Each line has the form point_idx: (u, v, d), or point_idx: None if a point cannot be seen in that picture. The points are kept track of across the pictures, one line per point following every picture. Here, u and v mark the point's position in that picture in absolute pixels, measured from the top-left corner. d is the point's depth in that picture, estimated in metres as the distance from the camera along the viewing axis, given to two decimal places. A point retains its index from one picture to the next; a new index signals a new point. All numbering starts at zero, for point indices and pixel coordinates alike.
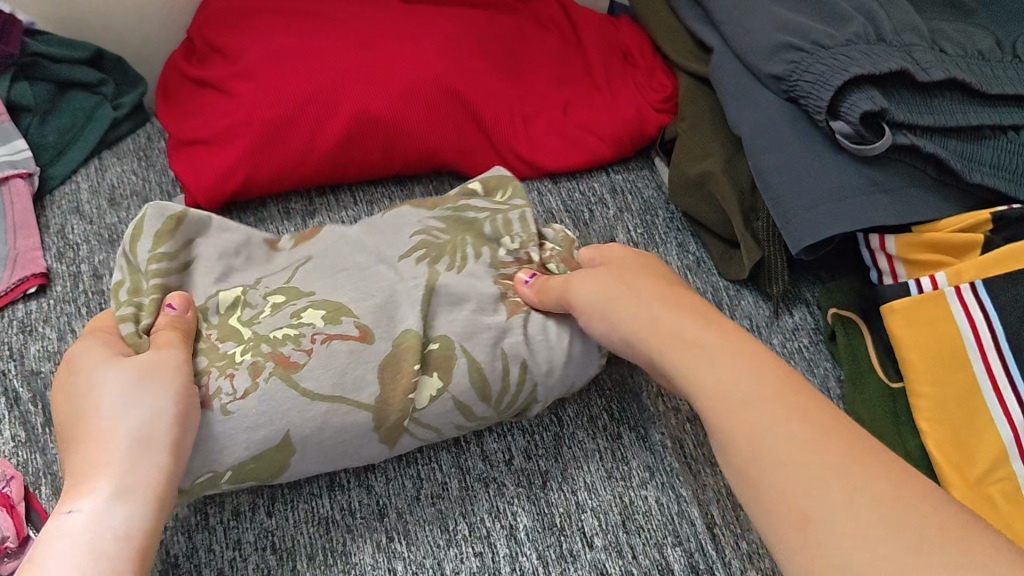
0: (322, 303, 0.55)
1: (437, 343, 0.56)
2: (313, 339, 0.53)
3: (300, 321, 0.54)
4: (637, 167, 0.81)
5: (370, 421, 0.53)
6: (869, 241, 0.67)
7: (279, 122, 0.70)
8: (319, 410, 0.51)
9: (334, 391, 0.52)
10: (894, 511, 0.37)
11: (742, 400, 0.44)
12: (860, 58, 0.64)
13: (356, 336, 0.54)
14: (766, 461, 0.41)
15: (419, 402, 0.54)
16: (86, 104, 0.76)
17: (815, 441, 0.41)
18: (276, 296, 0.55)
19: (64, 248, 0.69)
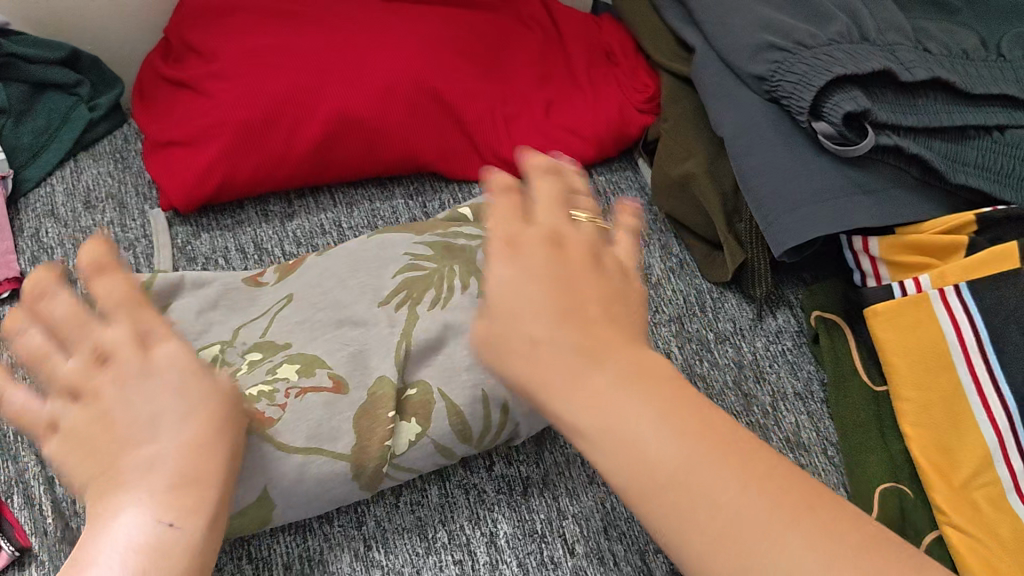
0: (298, 356, 0.57)
1: (416, 388, 0.57)
2: (286, 394, 0.54)
3: (275, 377, 0.55)
4: (621, 167, 0.80)
5: (348, 470, 0.53)
6: (852, 243, 0.66)
7: (255, 123, 0.69)
8: (297, 462, 0.52)
9: (310, 443, 0.53)
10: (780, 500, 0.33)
11: None
12: (842, 58, 0.64)
13: (331, 388, 0.55)
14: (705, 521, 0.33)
15: (397, 447, 0.55)
16: (62, 105, 0.75)
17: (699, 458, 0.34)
18: (253, 353, 0.57)
19: (38, 251, 0.68)
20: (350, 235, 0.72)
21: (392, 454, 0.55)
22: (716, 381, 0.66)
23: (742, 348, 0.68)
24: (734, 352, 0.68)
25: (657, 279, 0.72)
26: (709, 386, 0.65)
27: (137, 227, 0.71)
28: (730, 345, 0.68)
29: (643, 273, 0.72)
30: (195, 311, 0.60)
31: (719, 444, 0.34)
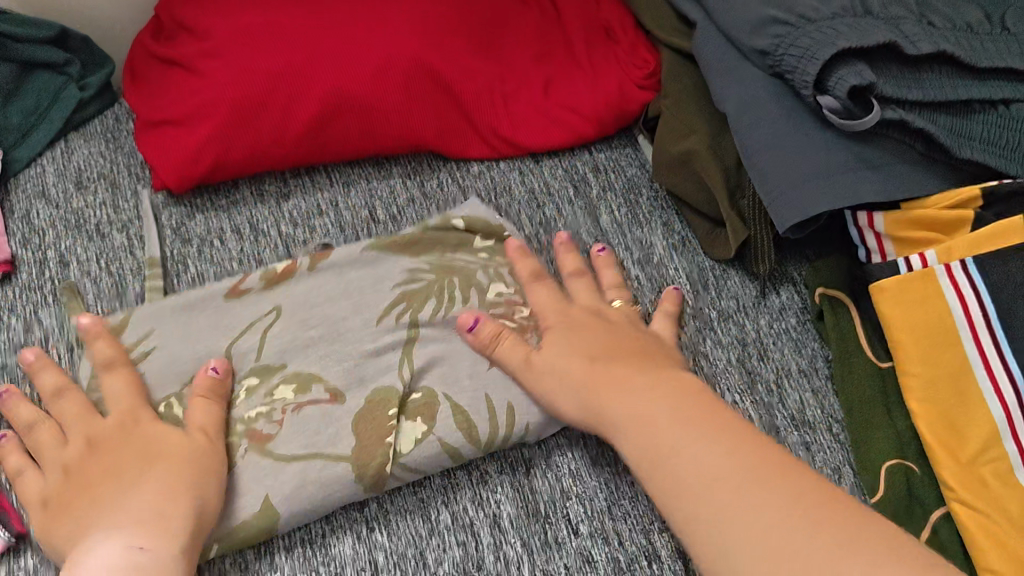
0: (293, 375, 0.59)
1: (419, 394, 0.59)
2: (282, 410, 0.57)
3: (273, 398, 0.58)
4: (621, 145, 0.79)
5: (351, 471, 0.55)
6: (857, 219, 0.66)
7: (247, 102, 0.68)
8: (297, 467, 0.55)
9: (309, 450, 0.56)
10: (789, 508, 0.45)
11: (686, 459, 0.49)
12: (847, 30, 0.62)
13: (328, 398, 0.58)
14: (691, 492, 0.47)
15: (401, 447, 0.56)
16: (52, 84, 0.74)
17: (725, 451, 0.48)
18: (250, 378, 0.59)
19: (30, 233, 0.67)
20: (348, 215, 0.71)
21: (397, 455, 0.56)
22: (719, 360, 0.65)
23: (745, 326, 0.68)
24: (738, 331, 0.67)
25: (659, 258, 0.71)
26: (713, 365, 0.65)
27: (129, 208, 0.70)
28: (734, 323, 0.68)
29: (645, 253, 0.71)
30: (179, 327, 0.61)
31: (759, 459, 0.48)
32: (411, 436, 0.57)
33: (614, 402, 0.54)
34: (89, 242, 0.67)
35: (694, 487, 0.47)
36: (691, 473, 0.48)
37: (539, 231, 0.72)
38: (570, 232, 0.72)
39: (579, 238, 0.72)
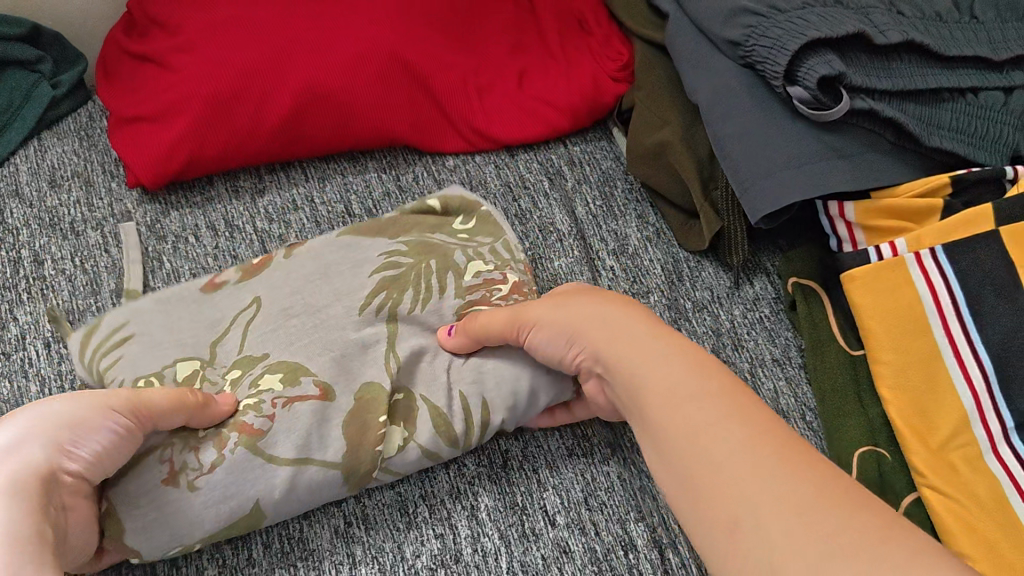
0: (280, 364, 0.56)
1: (403, 394, 0.58)
2: (272, 404, 0.54)
3: (260, 388, 0.55)
4: (596, 137, 0.79)
5: (341, 475, 0.54)
6: (828, 208, 0.66)
7: (219, 97, 0.68)
8: (287, 473, 0.52)
9: (300, 454, 0.53)
10: (793, 488, 0.38)
11: (686, 401, 0.44)
12: (816, 21, 0.63)
13: (317, 395, 0.55)
14: (682, 441, 0.42)
15: (387, 451, 0.56)
16: (23, 82, 0.73)
17: (722, 402, 0.43)
18: (233, 368, 0.57)
19: (4, 233, 0.66)
20: (324, 210, 0.72)
21: (383, 457, 0.55)
22: None
23: (720, 316, 0.68)
24: (712, 321, 0.68)
25: (634, 250, 0.72)
26: None
27: (104, 206, 0.69)
28: (708, 313, 0.68)
29: (620, 245, 0.72)
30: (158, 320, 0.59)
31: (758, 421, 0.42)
32: (393, 441, 0.56)
33: (619, 346, 0.50)
34: (64, 241, 0.67)
35: (685, 439, 0.42)
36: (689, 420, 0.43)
37: (514, 221, 0.72)
38: (545, 225, 0.72)
39: (557, 230, 0.72)
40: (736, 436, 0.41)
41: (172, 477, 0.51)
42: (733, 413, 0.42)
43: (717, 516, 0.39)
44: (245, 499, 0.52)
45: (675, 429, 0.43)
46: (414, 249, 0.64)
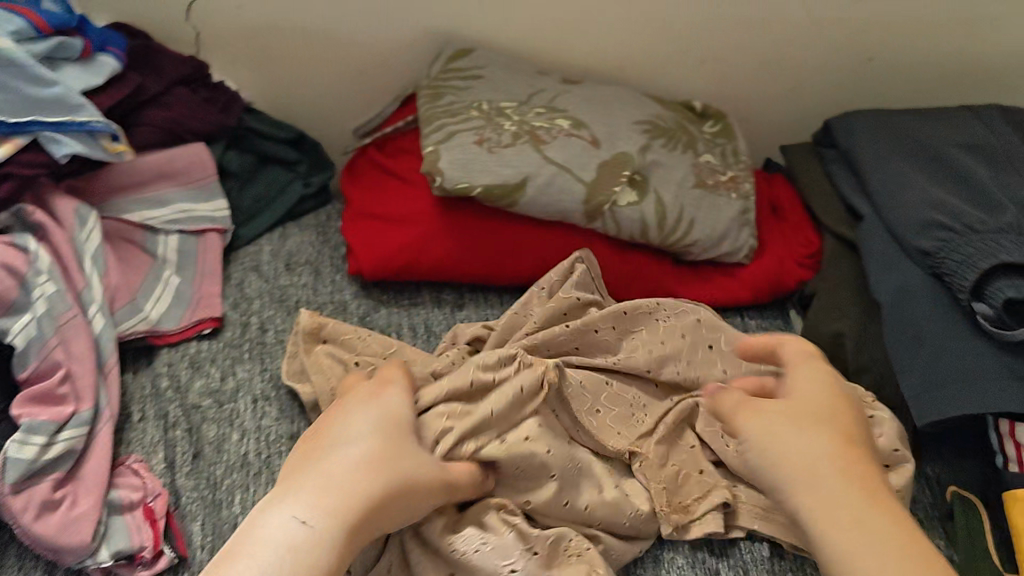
0: (570, 117, 0.80)
1: (619, 159, 0.78)
2: (557, 130, 0.78)
3: (553, 122, 0.79)
4: (772, 316, 0.83)
5: (583, 196, 0.75)
6: (998, 425, 0.66)
7: (446, 205, 0.76)
8: (551, 171, 0.75)
9: (565, 164, 0.76)
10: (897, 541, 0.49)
11: (812, 464, 0.52)
12: (1011, 247, 0.67)
13: (588, 139, 0.78)
14: (800, 466, 0.53)
15: (620, 200, 0.77)
16: (282, 178, 0.85)
17: (837, 464, 0.52)
18: (539, 108, 0.80)
19: (240, 299, 0.76)
20: None
21: (615, 204, 0.76)
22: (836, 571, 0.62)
23: None
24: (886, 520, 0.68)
25: None
26: None
27: (326, 293, 0.78)
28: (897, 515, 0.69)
29: None
30: (569, 149, 0.77)
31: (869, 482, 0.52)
32: (626, 197, 0.77)
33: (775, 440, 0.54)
34: (287, 315, 0.76)
35: (804, 463, 0.53)
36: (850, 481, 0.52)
37: None
38: None
39: None
40: (832, 467, 0.52)
41: (480, 141, 0.75)
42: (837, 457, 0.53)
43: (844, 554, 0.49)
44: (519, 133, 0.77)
45: (824, 465, 0.52)
46: (667, 140, 0.83)
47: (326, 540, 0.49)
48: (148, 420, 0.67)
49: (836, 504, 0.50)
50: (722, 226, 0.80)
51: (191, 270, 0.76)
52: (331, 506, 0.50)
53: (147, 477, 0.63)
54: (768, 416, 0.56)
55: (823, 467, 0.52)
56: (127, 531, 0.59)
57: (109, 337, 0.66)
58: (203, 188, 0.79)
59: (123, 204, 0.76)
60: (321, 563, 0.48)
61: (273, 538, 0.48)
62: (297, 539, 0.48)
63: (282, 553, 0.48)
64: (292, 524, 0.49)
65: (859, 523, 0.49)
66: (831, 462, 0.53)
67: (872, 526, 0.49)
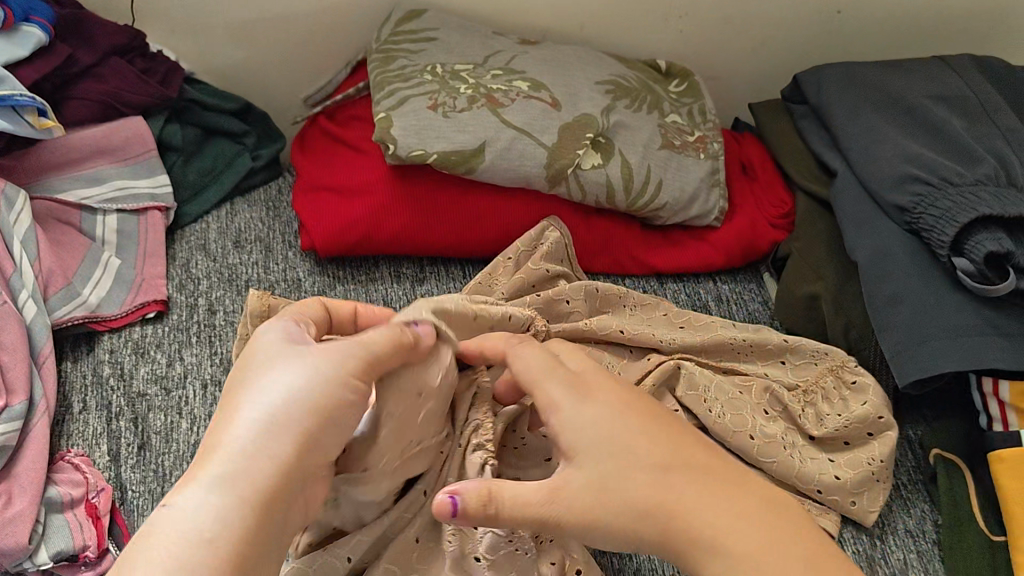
0: (529, 78, 0.76)
1: (582, 121, 0.74)
2: (516, 93, 0.74)
3: (511, 84, 0.75)
4: (745, 279, 0.80)
5: (545, 160, 0.72)
6: (981, 383, 0.64)
7: (401, 172, 0.73)
8: (510, 135, 0.71)
9: (524, 127, 0.72)
10: (756, 523, 0.44)
11: (621, 476, 0.44)
12: (990, 198, 0.64)
13: (549, 102, 0.74)
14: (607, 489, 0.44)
15: (583, 164, 0.73)
16: (228, 152, 0.81)
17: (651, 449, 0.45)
18: (496, 70, 0.76)
19: (186, 280, 0.72)
20: None
21: (579, 168, 0.73)
22: None
23: None
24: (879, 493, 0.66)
25: None
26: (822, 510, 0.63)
27: (278, 270, 0.74)
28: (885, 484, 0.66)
29: None
30: (528, 112, 0.73)
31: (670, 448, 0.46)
32: (589, 161, 0.74)
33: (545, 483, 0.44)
34: (237, 296, 0.72)
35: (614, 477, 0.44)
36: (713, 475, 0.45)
37: None
38: None
39: None
40: (649, 464, 0.45)
41: (434, 106, 0.71)
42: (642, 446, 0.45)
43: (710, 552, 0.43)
44: (475, 97, 0.73)
45: (677, 485, 0.44)
46: (631, 100, 0.79)
47: (234, 521, 0.38)
48: (90, 411, 0.63)
49: (693, 509, 0.44)
50: (690, 188, 0.77)
51: (132, 251, 0.72)
52: (225, 472, 0.39)
53: (87, 471, 0.59)
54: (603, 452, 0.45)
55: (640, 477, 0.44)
56: (69, 530, 0.55)
57: (43, 324, 0.63)
58: (144, 163, 0.75)
59: (58, 183, 0.71)
60: (218, 538, 0.38)
61: (168, 534, 0.37)
62: (181, 523, 0.38)
63: (175, 540, 0.37)
64: (187, 514, 0.38)
65: (727, 512, 0.44)
66: (680, 451, 0.46)
67: (727, 498, 0.44)
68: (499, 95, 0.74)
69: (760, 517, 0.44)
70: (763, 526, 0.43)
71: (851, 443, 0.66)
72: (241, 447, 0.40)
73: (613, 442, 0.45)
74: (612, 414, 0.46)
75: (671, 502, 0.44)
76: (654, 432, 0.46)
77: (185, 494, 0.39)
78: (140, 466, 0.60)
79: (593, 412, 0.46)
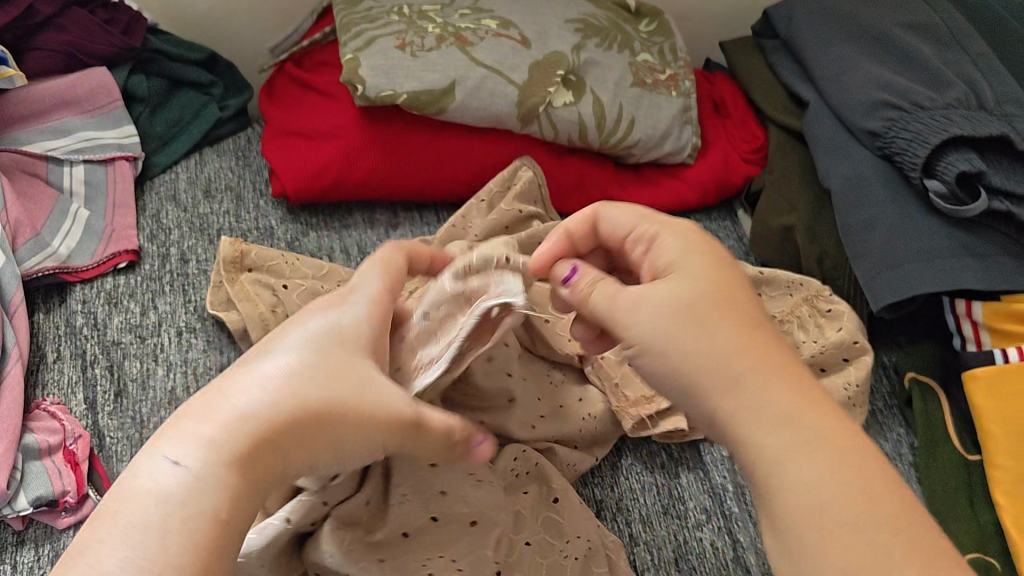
0: (497, 17, 0.75)
1: (553, 58, 0.74)
2: (485, 31, 0.73)
3: (480, 23, 0.74)
4: (720, 216, 0.80)
5: (516, 97, 0.71)
6: (955, 305, 0.65)
7: (371, 115, 0.72)
8: (480, 73, 0.71)
9: (494, 65, 0.71)
10: (845, 467, 0.35)
11: (711, 358, 0.39)
12: (960, 121, 0.64)
13: (518, 40, 0.74)
14: (695, 361, 0.39)
15: (555, 101, 0.73)
16: (195, 102, 0.80)
17: (744, 344, 0.39)
18: (465, 10, 0.76)
19: (157, 230, 0.71)
20: None
21: (550, 105, 0.73)
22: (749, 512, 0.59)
23: None
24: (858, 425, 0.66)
25: None
26: None
27: (250, 219, 0.73)
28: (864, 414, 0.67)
29: None
30: (497, 50, 0.72)
31: (760, 346, 0.39)
32: (561, 98, 0.73)
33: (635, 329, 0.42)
34: (209, 245, 0.71)
35: (701, 357, 0.39)
36: (858, 453, 0.36)
37: None
38: None
39: None
40: (742, 359, 0.39)
41: (402, 46, 0.71)
42: (743, 338, 0.39)
43: (785, 480, 0.36)
44: (443, 36, 0.72)
45: (752, 373, 0.39)
46: (602, 38, 0.79)
47: (230, 481, 0.35)
48: (64, 361, 0.62)
49: (779, 406, 0.38)
50: (663, 125, 0.77)
51: (101, 202, 0.71)
52: (233, 439, 0.36)
53: (63, 418, 0.58)
54: (746, 377, 0.38)
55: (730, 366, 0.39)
56: (47, 476, 0.55)
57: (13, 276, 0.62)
58: (111, 113, 0.74)
59: (23, 135, 0.70)
60: (222, 512, 0.34)
61: (155, 486, 0.34)
62: (181, 483, 0.34)
63: (160, 500, 0.34)
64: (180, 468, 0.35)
65: (810, 442, 0.36)
66: (817, 415, 0.37)
67: (825, 447, 0.36)
68: (468, 34, 0.73)
69: (847, 458, 0.36)
70: (881, 511, 0.34)
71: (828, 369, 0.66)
72: (258, 412, 0.37)
73: (707, 329, 0.40)
74: (715, 308, 0.40)
75: (767, 452, 0.37)
76: (769, 343, 0.40)
77: (180, 445, 0.35)
78: (117, 413, 0.60)
79: (723, 344, 0.39)
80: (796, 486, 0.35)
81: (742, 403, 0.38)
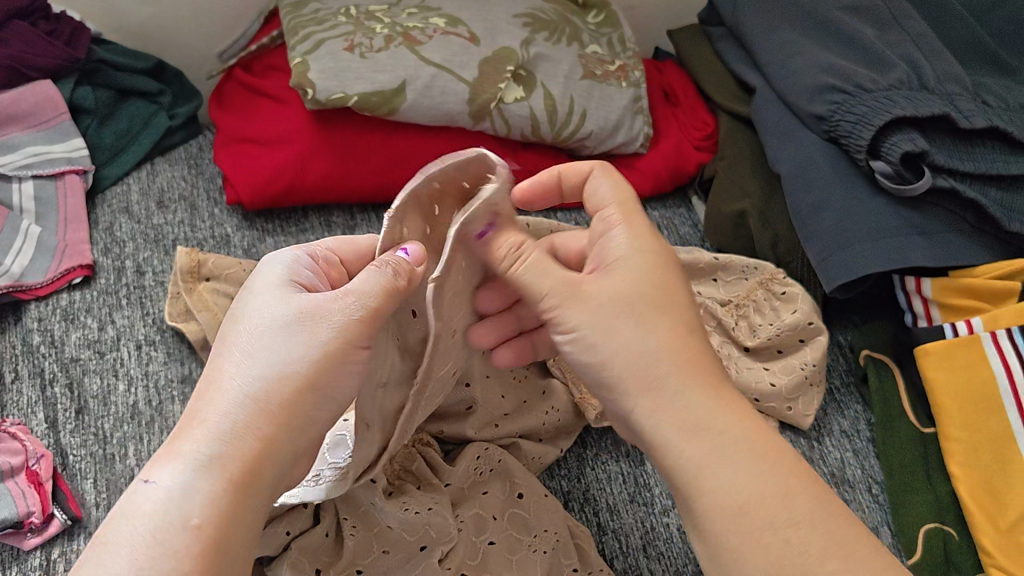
0: (445, 15, 0.75)
1: (502, 53, 0.74)
2: (433, 30, 0.73)
3: (428, 22, 0.74)
4: (674, 204, 0.81)
5: (467, 94, 0.71)
6: (905, 283, 0.66)
7: (325, 118, 0.72)
8: (430, 72, 0.71)
9: (443, 63, 0.71)
10: (768, 470, 0.39)
11: (644, 358, 0.42)
12: (903, 101, 0.66)
13: (467, 36, 0.74)
14: (627, 366, 0.42)
15: (506, 96, 0.73)
16: (143, 112, 0.79)
17: (668, 342, 0.42)
18: (411, 9, 0.76)
19: (111, 243, 0.71)
20: None
21: (501, 100, 0.73)
22: None
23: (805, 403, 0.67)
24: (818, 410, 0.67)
25: None
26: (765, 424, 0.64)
27: (206, 227, 0.73)
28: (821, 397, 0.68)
29: None
30: (446, 48, 0.72)
31: (693, 358, 0.42)
32: (512, 94, 0.74)
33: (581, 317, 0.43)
34: (165, 256, 0.70)
35: (631, 363, 0.42)
36: (776, 455, 0.40)
37: None
38: None
39: None
40: (668, 364, 0.42)
41: (351, 47, 0.71)
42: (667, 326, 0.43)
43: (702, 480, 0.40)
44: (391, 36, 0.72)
45: (676, 359, 0.42)
46: (551, 31, 0.79)
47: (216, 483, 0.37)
48: (22, 380, 0.61)
49: (695, 393, 0.41)
50: (615, 116, 0.78)
51: (52, 218, 0.70)
52: (220, 461, 0.38)
53: (25, 438, 0.58)
54: (672, 383, 0.41)
55: (668, 366, 0.42)
56: (12, 498, 0.54)
57: None
58: (58, 127, 0.73)
59: None
60: (204, 521, 0.36)
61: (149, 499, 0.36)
62: (159, 503, 0.36)
63: (152, 518, 0.35)
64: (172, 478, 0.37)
65: (744, 457, 0.39)
66: (743, 421, 0.41)
67: (748, 456, 0.40)
68: (416, 32, 0.73)
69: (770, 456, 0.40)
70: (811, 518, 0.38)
71: (785, 351, 0.67)
72: (227, 425, 0.39)
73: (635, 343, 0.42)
74: (642, 303, 0.43)
75: (686, 464, 0.40)
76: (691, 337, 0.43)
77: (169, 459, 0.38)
78: (80, 430, 0.59)
79: (659, 341, 0.42)
80: (720, 488, 0.39)
81: (670, 399, 0.41)
